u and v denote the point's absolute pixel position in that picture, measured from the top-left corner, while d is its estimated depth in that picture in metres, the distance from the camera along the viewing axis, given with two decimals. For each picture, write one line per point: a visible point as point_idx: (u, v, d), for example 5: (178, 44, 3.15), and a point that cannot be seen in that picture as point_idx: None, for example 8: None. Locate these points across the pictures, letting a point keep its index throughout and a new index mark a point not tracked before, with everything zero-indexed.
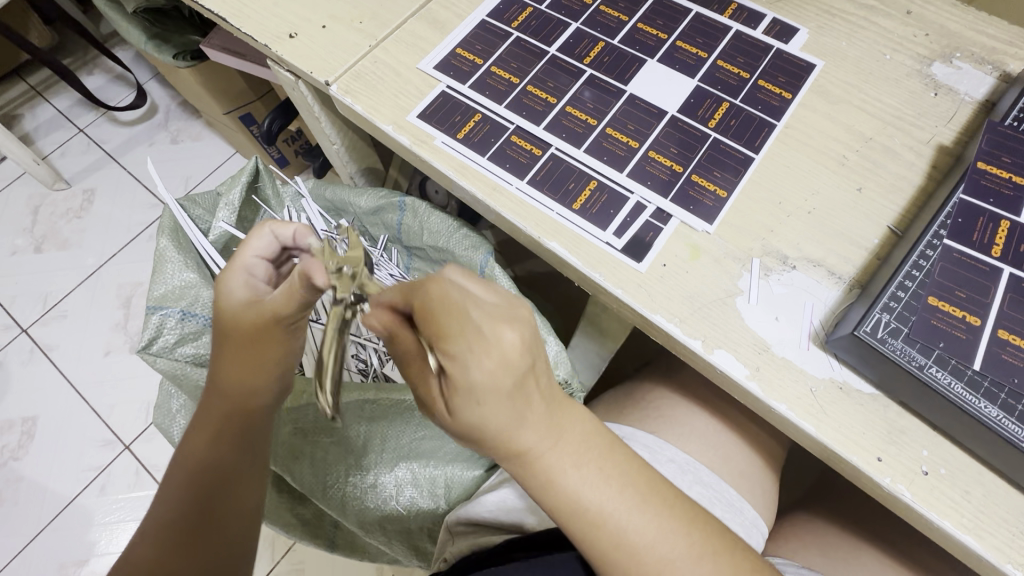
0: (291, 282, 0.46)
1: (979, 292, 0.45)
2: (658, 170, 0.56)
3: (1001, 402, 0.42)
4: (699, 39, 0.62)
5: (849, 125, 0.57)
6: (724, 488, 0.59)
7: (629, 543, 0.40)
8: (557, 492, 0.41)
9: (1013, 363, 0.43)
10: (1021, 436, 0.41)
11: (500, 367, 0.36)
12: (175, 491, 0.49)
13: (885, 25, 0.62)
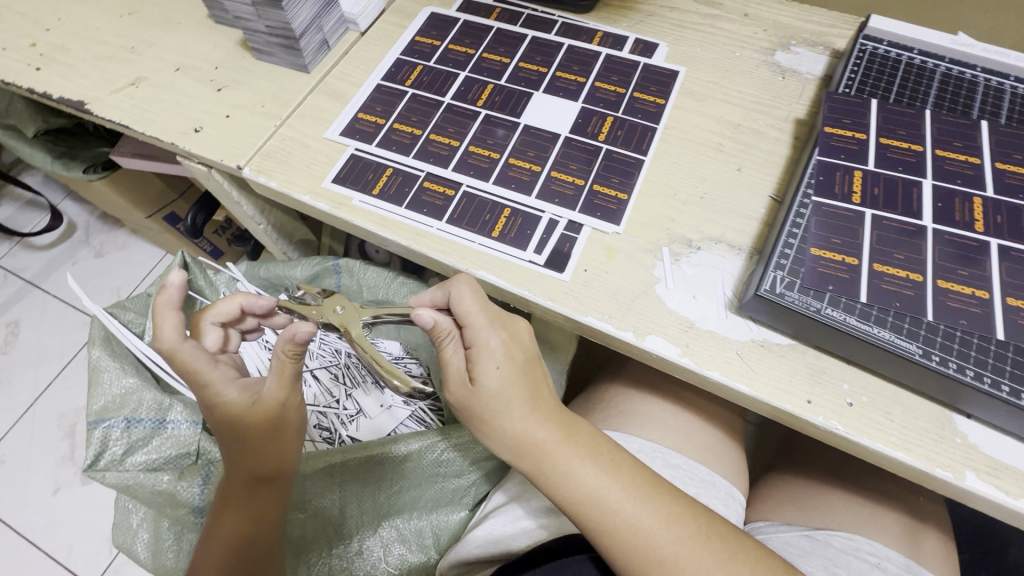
0: (280, 362, 0.50)
1: (851, 235, 0.49)
2: (563, 187, 0.60)
3: (891, 325, 0.46)
4: (575, 67, 0.69)
5: (719, 117, 0.64)
6: (695, 467, 0.62)
7: (641, 529, 0.45)
8: (568, 483, 0.47)
9: (892, 288, 0.47)
10: (913, 349, 0.45)
11: (517, 343, 0.49)
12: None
13: (728, 30, 0.72)
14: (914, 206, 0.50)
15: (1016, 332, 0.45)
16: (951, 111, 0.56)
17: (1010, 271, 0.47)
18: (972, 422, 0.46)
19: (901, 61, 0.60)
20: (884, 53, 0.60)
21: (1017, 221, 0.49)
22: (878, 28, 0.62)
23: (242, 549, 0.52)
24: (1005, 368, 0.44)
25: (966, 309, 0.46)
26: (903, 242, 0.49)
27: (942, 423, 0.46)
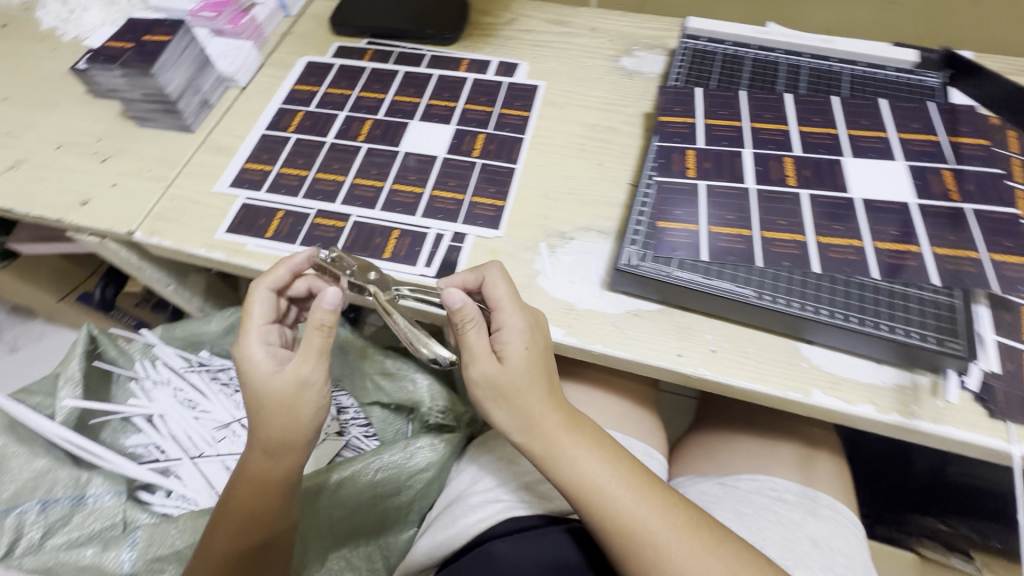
0: (309, 336, 0.50)
1: (688, 206, 0.56)
2: (445, 203, 0.65)
3: (730, 276, 0.53)
4: (446, 94, 0.75)
5: (578, 121, 0.72)
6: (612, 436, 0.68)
7: (635, 516, 0.49)
8: (565, 469, 0.51)
9: (727, 245, 0.54)
10: (749, 293, 0.52)
11: (538, 331, 0.53)
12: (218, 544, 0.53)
13: (578, 44, 0.80)
14: (738, 174, 0.58)
15: (831, 265, 0.52)
16: (762, 89, 0.65)
17: (821, 214, 0.55)
18: (815, 348, 0.53)
19: (717, 53, 0.69)
20: (702, 48, 0.70)
21: (822, 171, 0.58)
22: (696, 26, 0.71)
23: (249, 527, 0.53)
24: (826, 296, 0.51)
25: (788, 252, 0.53)
26: (733, 205, 0.56)
27: (789, 353, 0.53)
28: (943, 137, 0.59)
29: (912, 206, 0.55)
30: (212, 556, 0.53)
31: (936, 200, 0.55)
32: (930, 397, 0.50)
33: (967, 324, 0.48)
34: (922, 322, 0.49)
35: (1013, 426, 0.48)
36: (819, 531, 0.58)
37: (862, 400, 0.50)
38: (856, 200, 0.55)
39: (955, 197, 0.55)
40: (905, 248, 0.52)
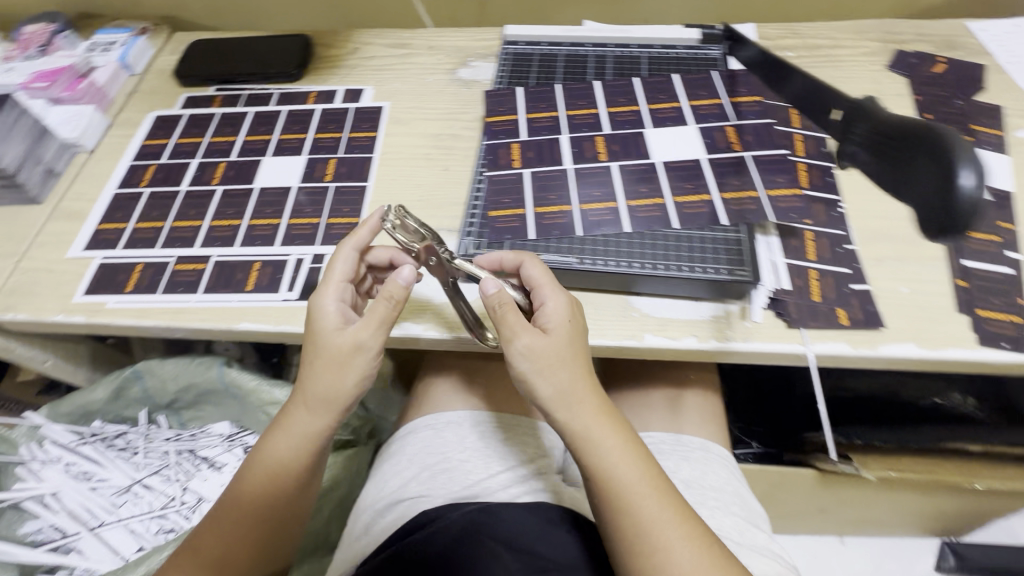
0: (375, 305, 0.52)
1: (515, 194, 0.62)
2: (302, 229, 0.68)
3: (553, 249, 0.58)
4: (295, 126, 0.79)
5: (422, 132, 0.77)
6: (501, 416, 0.73)
7: (649, 522, 0.48)
8: (594, 462, 0.50)
9: (550, 223, 0.60)
10: (571, 261, 0.57)
11: (570, 315, 0.52)
12: (248, 485, 0.55)
13: (417, 63, 0.86)
14: (557, 157, 0.65)
15: (639, 223, 0.59)
16: (574, 80, 0.73)
17: (628, 180, 0.62)
18: (643, 298, 0.60)
19: (534, 54, 0.76)
20: (521, 51, 0.77)
21: (629, 143, 0.65)
22: (514, 34, 0.79)
23: (265, 487, 0.54)
24: (638, 251, 0.58)
25: (602, 218, 0.59)
26: (553, 186, 0.62)
27: (622, 307, 0.59)
28: (725, 99, 0.69)
29: (702, 160, 0.63)
30: (240, 500, 0.54)
31: (721, 152, 0.64)
32: (740, 320, 0.58)
33: (751, 252, 0.57)
34: (717, 258, 0.57)
35: (807, 330, 0.56)
36: (691, 472, 0.66)
37: (686, 334, 0.57)
38: (656, 164, 0.63)
39: (737, 147, 0.64)
40: (698, 198, 0.60)
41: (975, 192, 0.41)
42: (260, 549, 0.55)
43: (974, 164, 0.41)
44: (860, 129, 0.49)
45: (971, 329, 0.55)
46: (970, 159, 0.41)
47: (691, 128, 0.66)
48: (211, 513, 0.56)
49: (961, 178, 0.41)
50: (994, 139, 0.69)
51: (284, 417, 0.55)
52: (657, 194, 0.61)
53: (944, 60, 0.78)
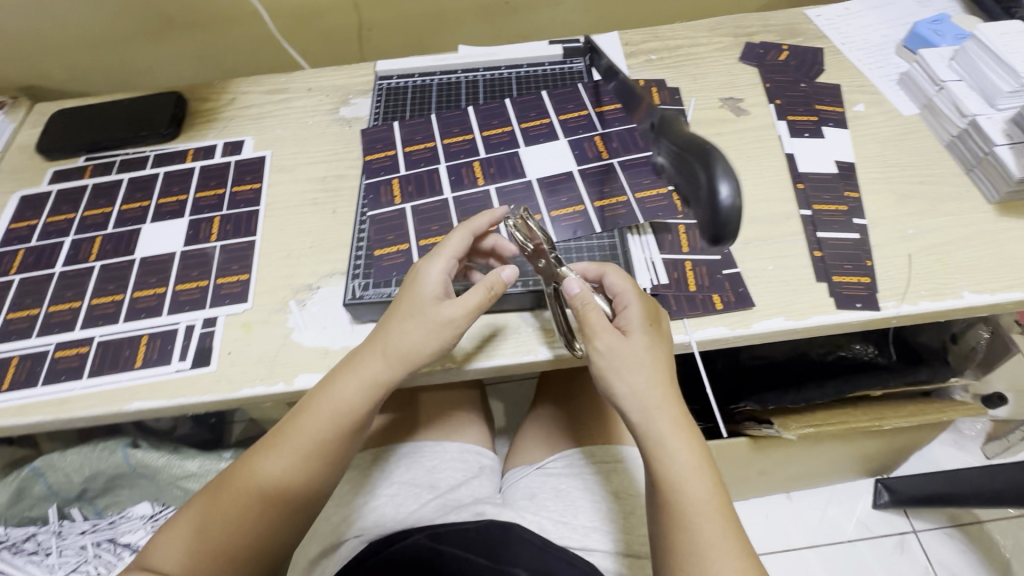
0: (476, 293, 0.54)
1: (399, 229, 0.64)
2: (189, 294, 0.66)
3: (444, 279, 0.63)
4: (175, 188, 0.76)
5: (308, 177, 0.76)
6: (422, 446, 0.74)
7: (706, 543, 0.47)
8: (663, 470, 0.50)
9: None
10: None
11: (656, 325, 0.54)
12: (288, 460, 0.52)
13: (297, 106, 0.85)
14: (437, 186, 0.67)
15: (518, 241, 0.63)
16: (448, 108, 0.75)
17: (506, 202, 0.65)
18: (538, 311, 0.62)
19: (408, 87, 0.78)
20: (395, 85, 0.78)
21: (504, 164, 0.68)
22: (386, 68, 0.80)
23: (309, 461, 0.52)
24: (522, 270, 0.63)
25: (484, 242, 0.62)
26: (436, 216, 0.65)
27: (518, 323, 0.62)
28: (591, 110, 0.72)
29: (573, 172, 0.66)
30: (288, 453, 0.52)
31: (591, 162, 0.67)
32: None
33: (625, 256, 0.62)
34: (595, 265, 0.61)
35: (687, 320, 0.60)
36: (620, 483, 0.69)
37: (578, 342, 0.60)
38: (532, 181, 0.66)
39: (606, 155, 0.68)
40: (572, 210, 0.64)
41: (732, 203, 0.43)
42: (287, 512, 0.52)
43: (728, 175, 0.43)
44: (673, 137, 0.48)
45: (829, 296, 0.61)
46: (726, 171, 0.43)
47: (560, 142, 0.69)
48: (267, 442, 0.54)
49: (718, 189, 0.43)
50: (835, 116, 0.76)
51: (356, 362, 0.54)
52: (533, 211, 0.64)
53: (787, 48, 0.84)
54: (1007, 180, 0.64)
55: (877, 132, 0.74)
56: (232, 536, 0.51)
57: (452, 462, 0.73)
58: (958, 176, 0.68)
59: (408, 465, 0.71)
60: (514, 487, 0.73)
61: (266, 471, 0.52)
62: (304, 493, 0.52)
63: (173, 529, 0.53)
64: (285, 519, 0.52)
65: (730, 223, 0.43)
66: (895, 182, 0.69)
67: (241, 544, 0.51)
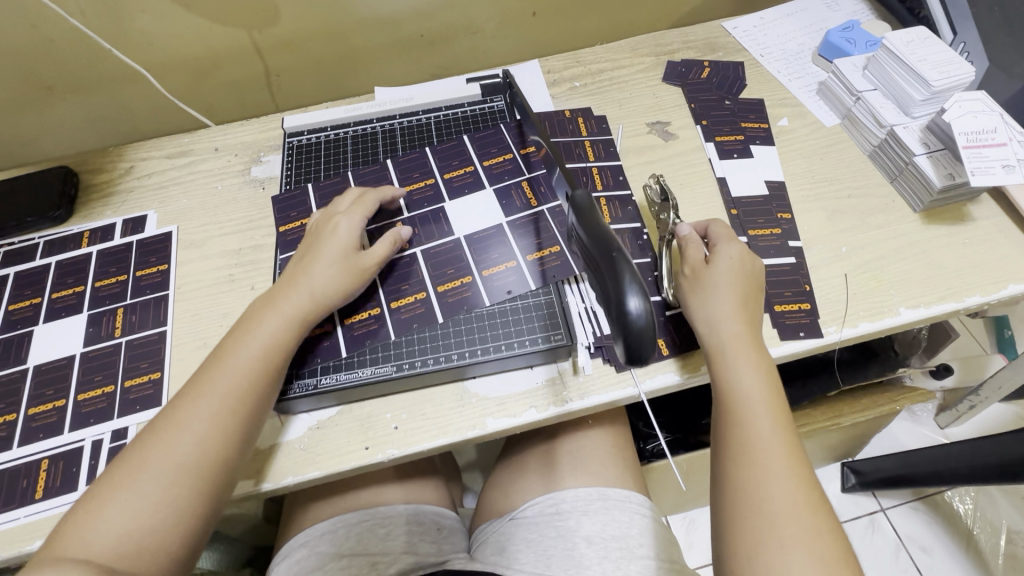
0: (384, 242, 0.60)
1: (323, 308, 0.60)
2: (93, 403, 0.60)
3: (371, 361, 0.57)
4: (70, 279, 0.69)
5: (221, 251, 0.70)
6: (375, 511, 0.69)
7: (755, 440, 0.49)
8: (732, 386, 0.52)
9: (362, 331, 0.59)
10: (388, 370, 0.56)
11: (740, 258, 0.58)
12: (213, 408, 0.49)
13: (204, 169, 0.79)
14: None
15: (450, 309, 0.59)
16: (365, 162, 0.72)
17: (433, 266, 0.62)
18: (479, 380, 0.58)
19: (320, 142, 0.75)
20: (307, 141, 0.76)
21: (429, 224, 0.65)
22: (295, 124, 0.77)
23: (238, 408, 0.50)
24: (455, 340, 0.58)
25: (415, 314, 0.59)
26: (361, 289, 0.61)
27: (461, 395, 0.58)
28: (516, 152, 0.70)
29: (502, 225, 0.64)
30: (208, 405, 0.49)
31: (518, 212, 0.65)
32: (573, 376, 0.58)
33: (563, 314, 0.59)
34: (533, 327, 0.59)
35: (635, 371, 0.58)
36: (592, 527, 0.64)
37: (525, 407, 0.57)
38: (458, 240, 0.63)
39: (534, 203, 0.65)
40: (504, 266, 0.61)
41: (642, 321, 0.41)
42: (221, 468, 0.49)
43: (640, 292, 0.41)
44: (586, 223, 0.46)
45: (771, 327, 0.60)
46: (638, 285, 0.41)
47: (484, 192, 0.67)
48: (182, 398, 0.50)
49: (629, 306, 0.40)
50: (761, 133, 0.75)
51: (273, 308, 0.55)
52: (462, 273, 0.61)
53: (708, 64, 0.83)
54: (929, 190, 0.64)
55: (803, 147, 0.74)
56: (176, 491, 0.47)
57: (411, 527, 0.69)
58: (883, 186, 0.69)
59: (362, 534, 0.66)
60: (488, 545, 0.69)
61: (189, 427, 0.48)
62: (246, 434, 0.50)
63: (86, 511, 0.45)
64: (217, 477, 0.48)
65: (641, 343, 0.41)
66: (825, 198, 0.69)
67: (187, 498, 0.47)
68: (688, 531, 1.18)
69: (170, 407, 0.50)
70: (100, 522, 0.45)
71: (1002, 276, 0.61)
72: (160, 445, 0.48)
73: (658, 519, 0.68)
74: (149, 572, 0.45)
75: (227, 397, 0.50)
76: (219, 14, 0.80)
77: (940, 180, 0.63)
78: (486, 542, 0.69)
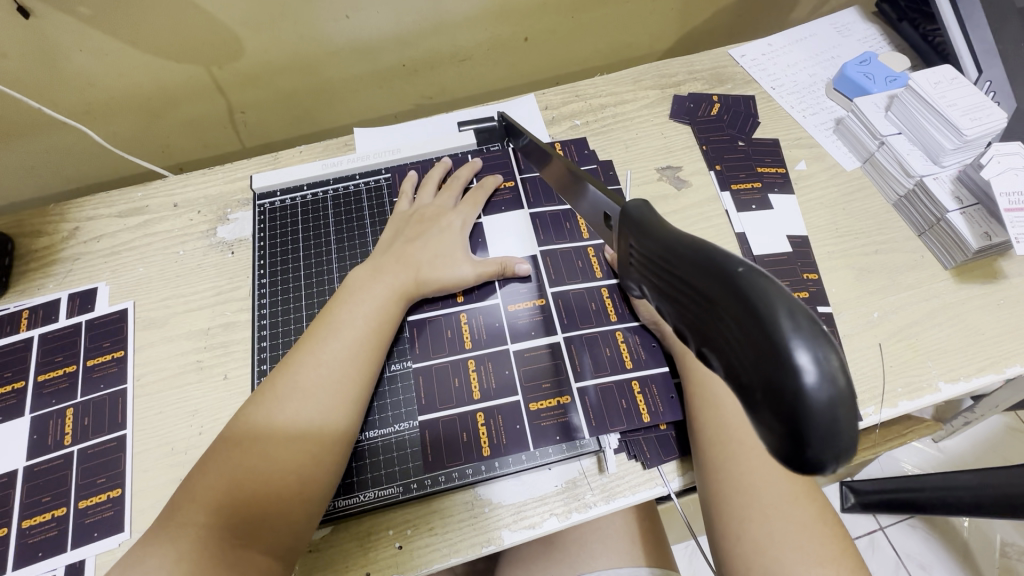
0: (487, 266, 0.57)
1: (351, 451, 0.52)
2: (42, 531, 0.51)
3: (372, 481, 0.51)
4: (10, 372, 0.60)
5: (186, 331, 0.62)
6: None
7: (747, 473, 0.42)
8: (715, 416, 0.46)
9: (364, 447, 0.53)
10: (395, 491, 0.51)
11: None
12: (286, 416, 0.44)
13: (162, 230, 0.69)
14: (424, 400, 0.54)
15: (655, 357, 0.56)
16: (352, 232, 0.65)
17: (610, 391, 0.54)
18: (490, 487, 0.52)
19: (297, 205, 0.67)
20: (281, 204, 0.67)
21: (494, 325, 0.57)
22: (266, 183, 0.68)
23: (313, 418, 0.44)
24: (464, 449, 0.52)
25: (658, 393, 0.54)
26: (503, 435, 0.53)
27: (471, 505, 0.51)
28: (518, 179, 0.66)
29: (581, 292, 0.59)
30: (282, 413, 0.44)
31: (591, 280, 0.60)
32: (596, 475, 0.52)
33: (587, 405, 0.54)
34: (542, 428, 0.53)
35: (664, 467, 0.52)
36: None
37: (545, 517, 0.51)
38: (562, 341, 0.56)
39: (489, 242, 0.62)
40: (609, 300, 0.59)
41: (832, 399, 0.20)
42: (297, 486, 0.42)
43: (813, 345, 0.20)
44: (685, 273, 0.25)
45: None
46: (813, 326, 0.21)
47: (559, 288, 0.59)
48: (202, 475, 0.42)
49: (796, 365, 0.20)
50: (778, 179, 0.70)
51: (353, 304, 0.51)
52: (618, 318, 0.58)
53: (717, 99, 0.77)
54: (964, 250, 0.60)
55: (825, 195, 0.69)
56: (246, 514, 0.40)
57: None
58: (912, 240, 0.65)
59: None
60: None
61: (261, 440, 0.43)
62: (294, 531, 0.41)
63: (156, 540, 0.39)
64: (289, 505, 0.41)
65: (839, 439, 0.20)
66: (851, 255, 0.64)
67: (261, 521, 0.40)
68: (691, 561, 1.13)
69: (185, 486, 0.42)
70: (155, 551, 0.38)
71: None
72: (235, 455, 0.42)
73: None
74: None
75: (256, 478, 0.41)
76: (171, 50, 0.69)
77: (976, 241, 0.59)
78: None
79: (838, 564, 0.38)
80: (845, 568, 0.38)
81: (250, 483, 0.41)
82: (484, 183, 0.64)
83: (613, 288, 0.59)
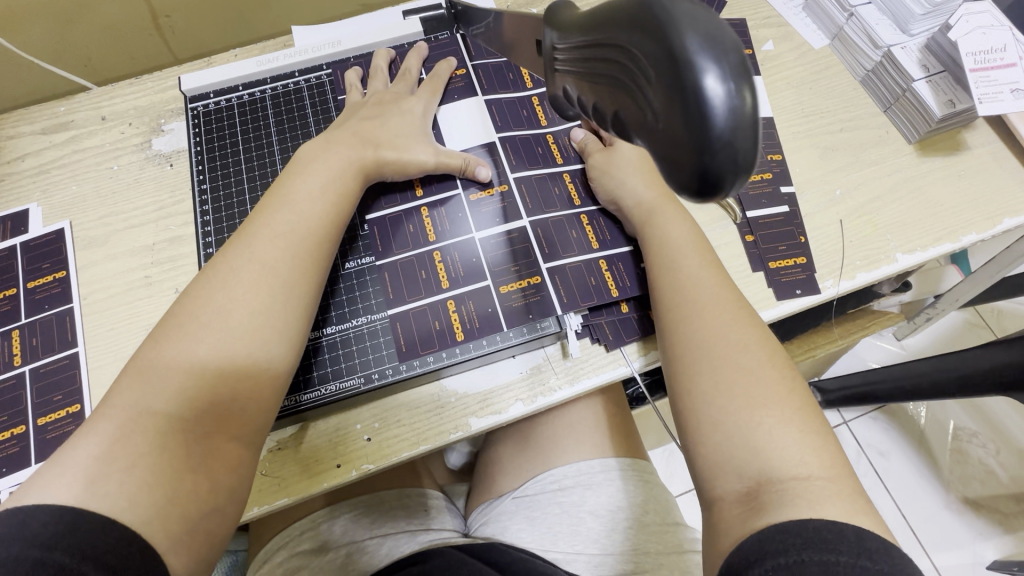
0: (445, 155, 0.55)
1: (313, 348, 0.52)
2: (5, 448, 0.51)
3: (337, 375, 0.51)
4: None
5: (130, 247, 0.59)
6: (354, 502, 0.63)
7: (702, 329, 0.43)
8: (676, 283, 0.46)
9: (327, 344, 0.52)
10: (356, 383, 0.51)
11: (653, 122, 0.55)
12: (228, 318, 0.40)
13: (92, 145, 0.64)
14: (391, 293, 0.53)
15: (619, 239, 0.56)
16: (295, 131, 0.62)
17: (578, 270, 0.54)
18: (456, 376, 0.52)
19: (232, 105, 0.63)
20: (215, 105, 0.63)
21: (457, 218, 0.55)
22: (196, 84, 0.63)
23: (258, 319, 0.41)
24: (428, 339, 0.52)
25: (625, 272, 0.54)
26: (475, 320, 0.52)
27: (437, 395, 0.52)
28: (470, 66, 0.62)
29: (542, 177, 0.57)
30: (223, 315, 0.40)
31: (552, 166, 0.58)
32: (560, 360, 0.53)
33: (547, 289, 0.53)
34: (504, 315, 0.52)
35: (627, 347, 0.53)
36: (597, 500, 0.61)
37: (510, 403, 0.51)
38: (528, 226, 0.55)
39: (445, 133, 0.59)
40: (569, 185, 0.57)
41: (730, 109, 0.24)
42: (248, 389, 0.40)
43: (717, 63, 0.24)
44: (610, 40, 0.29)
45: (767, 287, 0.56)
46: (720, 49, 0.25)
47: (520, 174, 0.57)
48: (129, 382, 0.38)
49: (704, 83, 0.24)
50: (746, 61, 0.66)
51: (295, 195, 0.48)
52: (581, 203, 0.57)
53: None
54: (927, 120, 0.59)
55: (792, 75, 0.66)
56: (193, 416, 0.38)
57: (395, 510, 0.64)
58: (877, 116, 0.63)
59: (349, 529, 0.61)
60: (489, 529, 0.65)
61: (202, 344, 0.39)
62: (250, 430, 0.40)
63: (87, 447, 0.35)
64: (242, 406, 0.40)
65: (736, 144, 0.24)
66: (816, 135, 0.62)
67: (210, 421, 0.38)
68: (668, 462, 1.19)
69: (109, 396, 0.38)
70: (91, 457, 0.35)
71: (996, 210, 0.59)
72: (171, 359, 0.39)
73: (657, 480, 0.65)
74: (180, 510, 0.35)
75: (204, 379, 0.39)
76: None
77: (939, 108, 0.58)
78: (485, 525, 0.65)
79: (783, 407, 0.38)
80: (796, 415, 0.38)
81: (199, 382, 0.38)
82: (438, 67, 0.60)
83: (575, 175, 0.58)
